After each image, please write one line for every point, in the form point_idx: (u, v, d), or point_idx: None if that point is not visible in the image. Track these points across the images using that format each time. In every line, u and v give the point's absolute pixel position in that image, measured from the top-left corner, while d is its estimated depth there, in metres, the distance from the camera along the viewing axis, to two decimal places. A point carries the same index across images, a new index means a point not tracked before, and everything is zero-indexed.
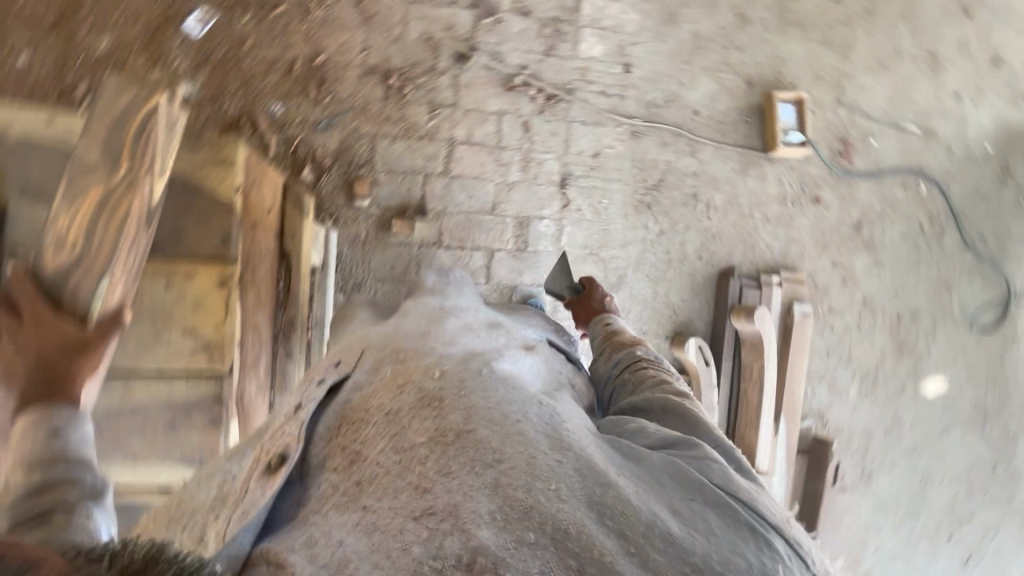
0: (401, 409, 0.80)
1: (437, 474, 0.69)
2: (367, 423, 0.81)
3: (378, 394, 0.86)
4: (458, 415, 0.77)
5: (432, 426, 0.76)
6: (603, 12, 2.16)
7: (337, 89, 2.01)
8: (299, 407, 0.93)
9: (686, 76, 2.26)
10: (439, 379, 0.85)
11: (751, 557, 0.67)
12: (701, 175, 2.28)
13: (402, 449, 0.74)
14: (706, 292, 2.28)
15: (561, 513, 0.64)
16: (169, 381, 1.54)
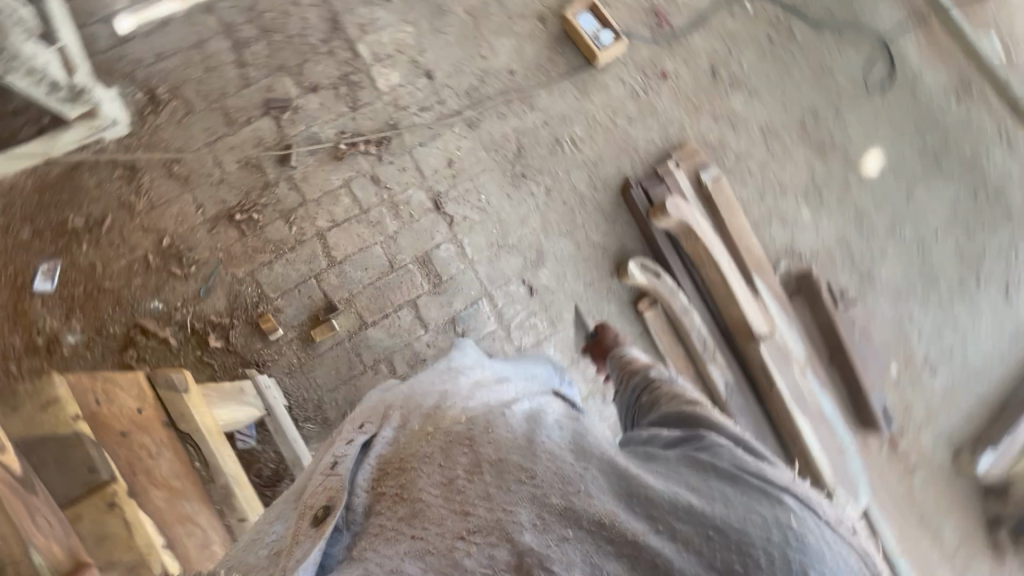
0: (434, 452, 0.79)
1: (476, 501, 0.71)
2: (405, 469, 0.79)
3: (412, 438, 0.85)
4: (491, 446, 0.77)
5: (467, 460, 0.76)
6: (377, 46, 2.22)
7: (196, 254, 2.02)
8: (333, 465, 0.88)
9: (483, 48, 2.28)
10: (467, 421, 0.83)
11: (767, 512, 0.71)
12: (551, 118, 2.28)
13: (441, 486, 0.74)
14: (623, 212, 2.25)
15: (591, 508, 0.69)
16: None
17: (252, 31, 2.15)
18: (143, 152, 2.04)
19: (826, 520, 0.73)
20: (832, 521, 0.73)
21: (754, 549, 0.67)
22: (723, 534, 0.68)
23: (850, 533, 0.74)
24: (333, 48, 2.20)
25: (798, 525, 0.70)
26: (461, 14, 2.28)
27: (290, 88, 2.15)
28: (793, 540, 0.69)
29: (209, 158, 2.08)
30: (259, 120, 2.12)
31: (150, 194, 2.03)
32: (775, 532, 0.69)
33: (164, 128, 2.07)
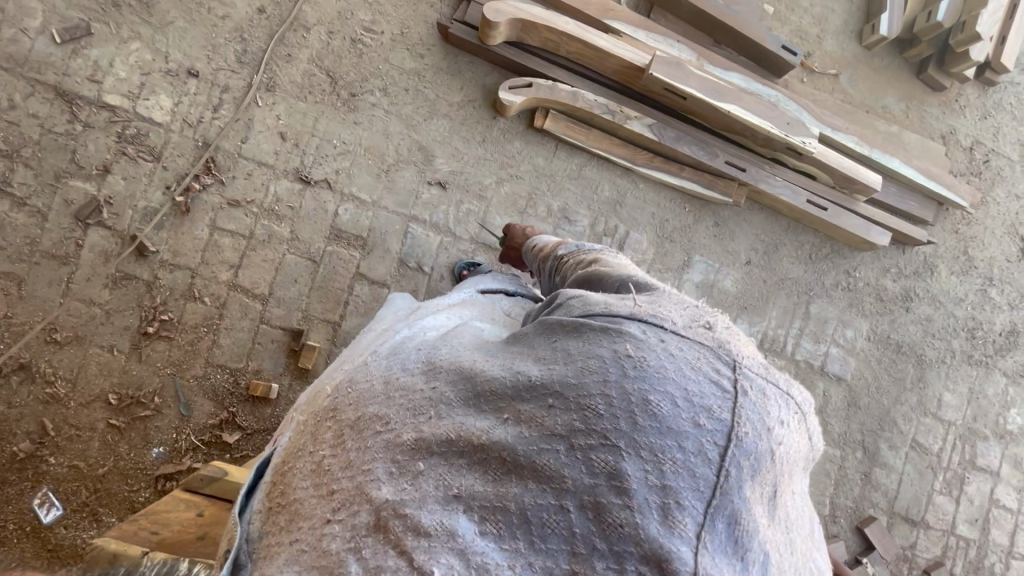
0: (305, 445, 0.89)
1: (338, 476, 0.80)
2: (287, 472, 0.89)
3: (296, 438, 0.94)
4: (350, 409, 0.86)
5: (333, 438, 0.85)
6: (124, 84, 1.95)
7: (148, 386, 1.89)
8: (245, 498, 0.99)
9: (217, 7, 2.02)
10: (333, 396, 0.92)
11: (607, 353, 0.72)
12: (332, 23, 2.06)
13: (313, 472, 0.84)
14: (461, 56, 2.11)
15: (437, 430, 0.75)
16: None
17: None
18: (16, 347, 1.83)
19: (675, 331, 0.74)
20: (679, 330, 0.73)
21: (592, 399, 0.68)
22: (562, 395, 0.70)
23: (700, 333, 0.74)
24: (86, 118, 1.92)
25: (636, 349, 0.71)
26: None
27: (85, 186, 1.91)
28: (632, 370, 0.69)
29: (77, 303, 1.88)
30: (87, 236, 1.90)
31: (60, 375, 1.85)
32: (613, 366, 0.70)
33: (12, 312, 1.84)
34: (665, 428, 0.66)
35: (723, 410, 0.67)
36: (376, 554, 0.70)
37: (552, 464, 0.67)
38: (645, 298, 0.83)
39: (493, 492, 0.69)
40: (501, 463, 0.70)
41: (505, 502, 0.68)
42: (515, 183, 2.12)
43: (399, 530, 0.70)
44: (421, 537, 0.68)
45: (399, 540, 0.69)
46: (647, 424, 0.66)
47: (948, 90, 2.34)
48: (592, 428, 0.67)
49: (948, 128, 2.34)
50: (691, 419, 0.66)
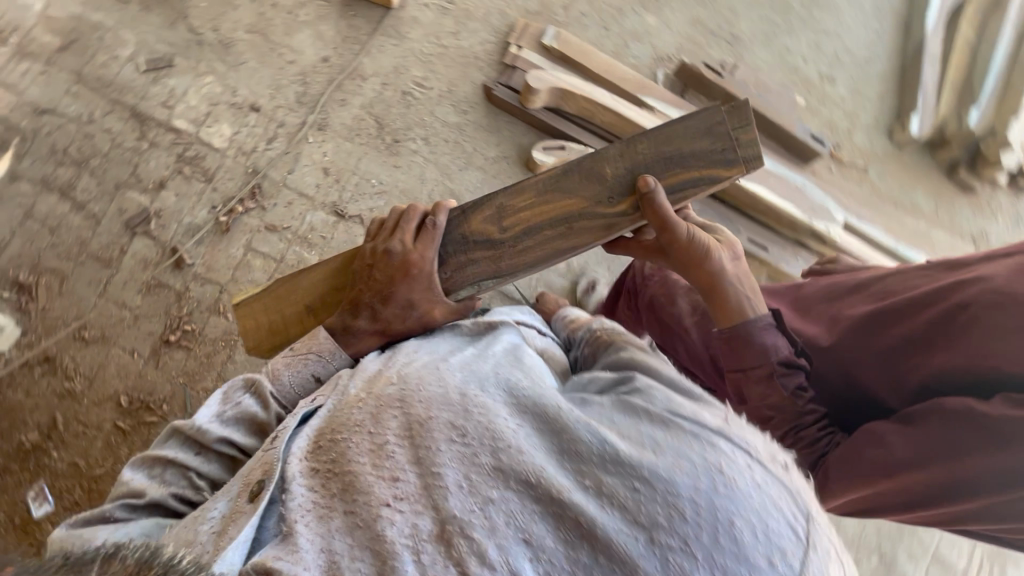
0: (365, 418, 0.82)
1: (406, 468, 0.75)
2: (342, 439, 0.82)
3: (347, 410, 0.86)
4: (420, 404, 0.81)
5: (400, 428, 0.79)
6: (193, 111, 2.14)
7: (159, 393, 1.93)
8: (274, 436, 0.91)
9: (286, 53, 2.22)
10: (401, 383, 0.86)
11: (698, 458, 0.70)
12: (387, 76, 2.23)
13: (374, 450, 0.78)
14: (501, 115, 2.25)
15: (516, 464, 0.72)
16: None
17: (67, 169, 2.04)
18: (47, 340, 1.93)
19: (763, 462, 0.72)
20: (768, 462, 0.72)
21: (679, 500, 0.67)
22: (649, 485, 0.68)
23: (782, 470, 0.72)
24: (153, 137, 2.10)
25: (731, 469, 0.69)
26: (247, 36, 2.22)
27: (139, 199, 2.05)
28: (721, 488, 0.67)
29: (110, 306, 1.97)
30: (132, 244, 2.02)
31: (81, 372, 1.92)
32: (703, 477, 0.68)
33: (50, 306, 1.95)
34: (742, 556, 0.64)
35: (796, 558, 0.64)
36: (434, 564, 0.68)
37: (627, 551, 0.65)
38: (729, 409, 0.81)
39: (564, 551, 0.67)
40: (575, 527, 0.68)
41: (573, 567, 0.66)
42: None
43: (462, 552, 0.68)
44: (486, 565, 0.67)
45: (461, 559, 0.67)
46: (726, 546, 0.64)
47: (980, 193, 2.35)
48: (675, 530, 0.65)
49: (980, 230, 2.32)
50: (769, 557, 0.64)
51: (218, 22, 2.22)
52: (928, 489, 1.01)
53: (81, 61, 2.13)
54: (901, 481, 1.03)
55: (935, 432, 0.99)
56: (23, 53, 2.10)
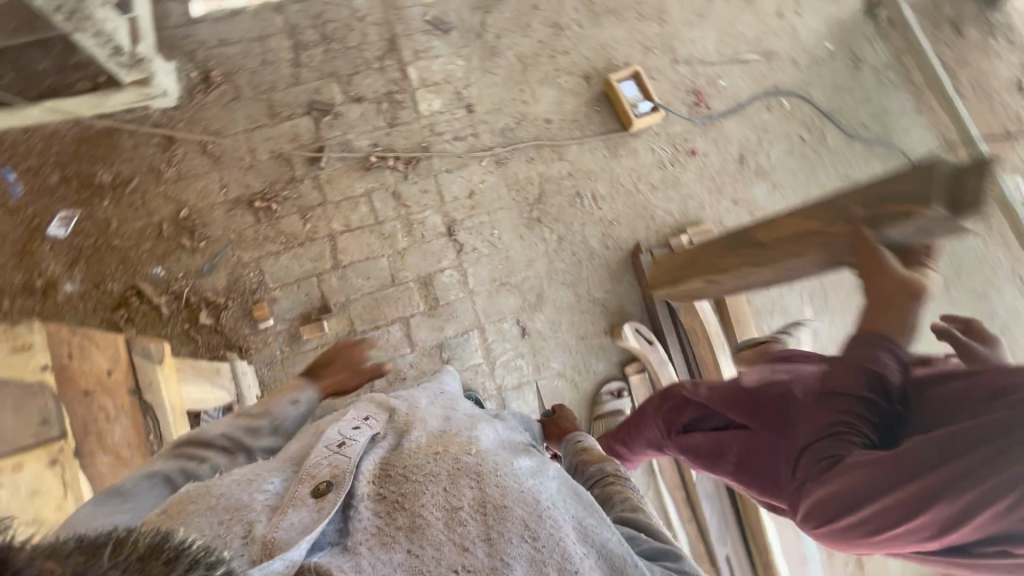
0: (440, 471, 0.77)
1: (479, 543, 0.69)
2: (408, 479, 0.76)
3: (415, 451, 0.81)
4: (496, 486, 0.75)
5: (474, 498, 0.74)
6: (429, 71, 2.33)
7: (209, 231, 2.04)
8: (337, 444, 0.84)
9: (526, 93, 2.40)
10: (476, 453, 0.81)
11: None
12: (577, 171, 2.36)
13: (447, 507, 0.72)
14: (627, 274, 2.32)
15: None
16: None
17: (314, 34, 2.27)
18: (184, 126, 2.10)
19: None
20: None
21: None
22: None
23: None
24: (386, 66, 2.30)
25: None
26: (513, 57, 2.41)
27: (336, 96, 2.24)
28: None
29: (243, 143, 2.13)
30: (300, 117, 2.19)
31: (180, 166, 2.07)
32: None
33: (208, 107, 2.13)
34: None
35: None
36: None
37: None
38: None
39: None
40: None
41: None
42: (566, 386, 2.19)
43: None
44: None
45: None
46: None
47: None
48: None
49: None
50: None
51: (500, 29, 2.43)
52: (898, 472, 0.92)
53: None
54: (910, 486, 0.90)
55: (931, 456, 0.89)
56: None
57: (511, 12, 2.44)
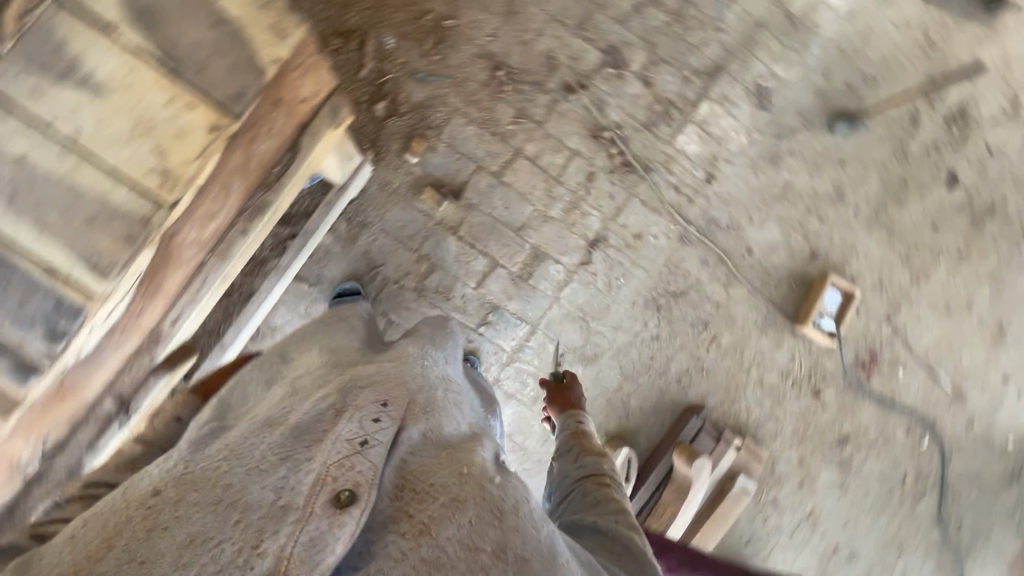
0: (463, 496, 0.93)
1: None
2: (432, 498, 0.91)
3: (431, 466, 0.97)
4: (515, 523, 0.92)
5: (493, 535, 0.89)
6: (715, 121, 2.25)
7: (449, 53, 2.07)
8: (360, 442, 0.96)
9: (758, 215, 2.27)
10: (498, 485, 0.97)
11: None
12: (723, 309, 2.23)
13: (466, 544, 0.86)
14: (667, 415, 2.23)
15: None
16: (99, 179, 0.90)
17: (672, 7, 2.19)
18: None
19: None
20: None
21: None
22: None
23: None
24: (690, 82, 2.24)
25: None
26: (782, 179, 2.28)
27: (633, 62, 2.20)
28: None
29: (537, 21, 2.12)
30: (591, 49, 2.17)
31: None
32: None
33: None
34: None
35: None
36: None
37: None
38: None
39: None
40: None
41: None
42: None
43: None
44: None
45: None
46: None
47: None
48: None
49: None
50: None
51: (798, 145, 2.30)
52: None
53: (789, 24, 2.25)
54: None
55: None
56: None
57: (826, 143, 2.31)
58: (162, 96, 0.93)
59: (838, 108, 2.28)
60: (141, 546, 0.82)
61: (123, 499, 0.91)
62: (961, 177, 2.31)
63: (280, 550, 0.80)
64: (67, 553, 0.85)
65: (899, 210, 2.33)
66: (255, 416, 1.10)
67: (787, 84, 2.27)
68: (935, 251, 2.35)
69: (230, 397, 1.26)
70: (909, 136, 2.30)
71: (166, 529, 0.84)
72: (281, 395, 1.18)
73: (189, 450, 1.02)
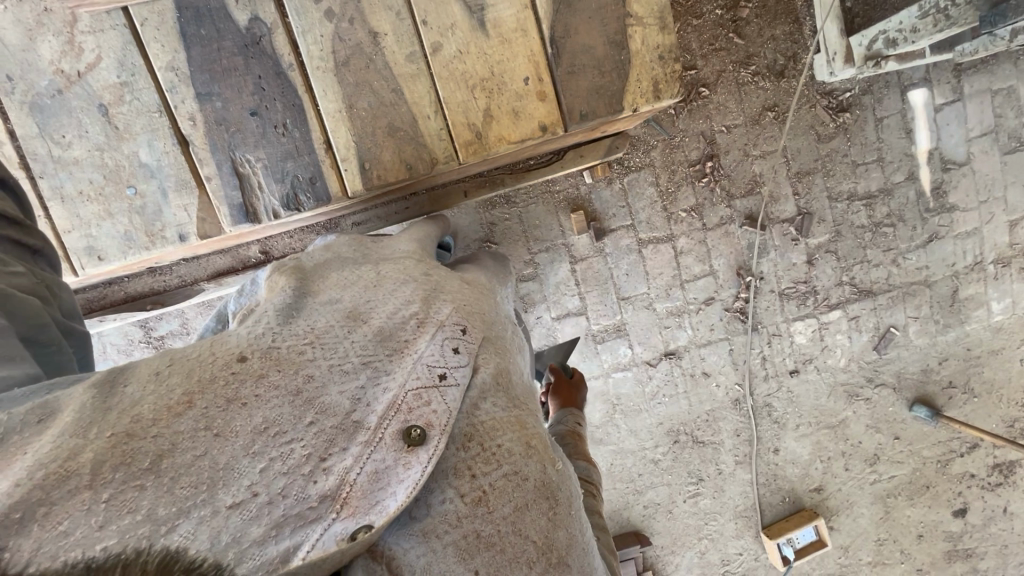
0: (528, 477, 0.73)
1: None
2: (497, 465, 0.71)
3: (500, 422, 0.75)
4: (565, 534, 0.74)
5: (545, 530, 0.72)
6: (834, 331, 2.26)
7: (682, 116, 2.05)
8: (438, 376, 0.73)
9: (803, 428, 2.32)
10: (560, 475, 0.78)
11: None
12: (719, 478, 2.32)
13: (519, 533, 0.69)
14: (613, 524, 2.35)
15: None
16: (430, 116, 1.32)
17: (876, 218, 2.20)
18: (787, 88, 2.07)
19: None
20: None
21: None
22: None
23: None
24: (841, 286, 2.22)
25: None
26: (843, 416, 2.33)
27: (813, 238, 2.18)
28: None
29: (769, 145, 2.10)
30: (791, 202, 2.15)
31: (748, 82, 2.06)
32: None
33: (805, 110, 2.10)
34: None
35: None
36: None
37: None
38: None
39: None
40: None
41: None
42: None
43: None
44: None
45: None
46: None
47: None
48: None
49: None
50: None
51: (877, 400, 2.34)
52: None
53: (949, 304, 2.29)
54: None
55: None
56: (972, 265, 2.27)
57: (900, 414, 2.36)
58: (527, 73, 1.31)
59: (929, 396, 2.35)
60: (216, 415, 0.60)
61: (208, 349, 0.67)
62: (967, 513, 2.45)
63: (342, 471, 0.62)
64: (148, 389, 0.61)
65: (905, 506, 2.43)
66: (341, 294, 0.82)
67: (910, 349, 2.31)
68: (904, 554, 2.47)
69: (318, 260, 0.96)
70: (957, 456, 2.41)
71: (244, 407, 0.61)
72: (361, 275, 0.89)
73: (278, 318, 0.74)
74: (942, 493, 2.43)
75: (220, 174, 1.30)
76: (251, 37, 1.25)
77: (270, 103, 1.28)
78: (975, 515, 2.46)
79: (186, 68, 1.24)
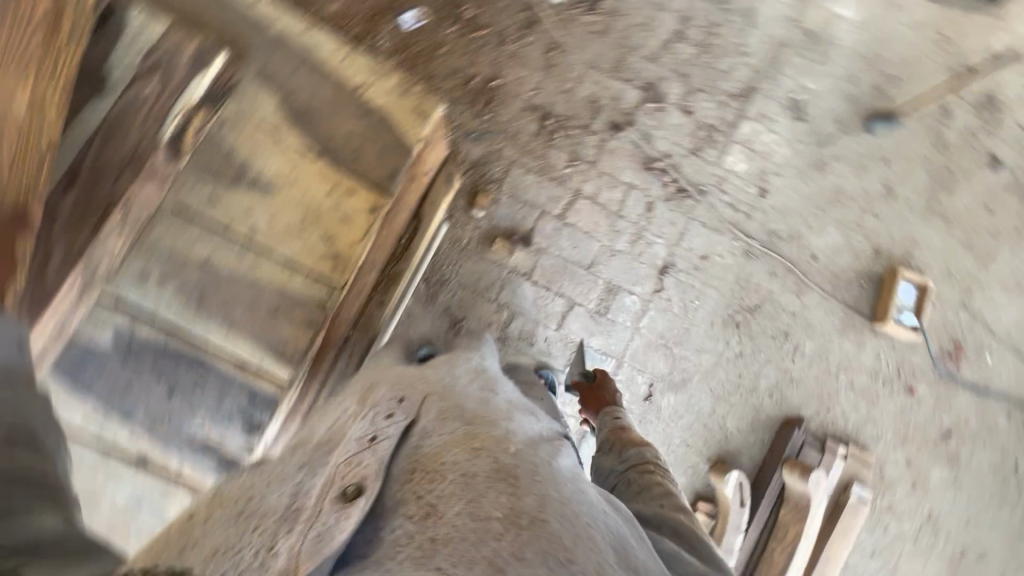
0: (477, 472, 0.67)
1: (513, 557, 0.57)
2: (442, 478, 0.67)
3: (449, 444, 0.73)
4: (535, 498, 0.64)
5: (507, 501, 0.63)
6: (757, 136, 2.31)
7: (499, 110, 2.17)
8: (369, 438, 0.75)
9: (816, 221, 2.31)
10: (518, 456, 0.71)
11: None
12: (797, 320, 2.26)
13: (477, 516, 0.61)
14: (764, 433, 2.25)
15: None
16: (292, 279, 1.51)
17: (698, 39, 2.26)
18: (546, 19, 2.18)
19: None
20: None
21: None
22: None
23: None
24: (727, 105, 2.30)
25: None
26: (831, 182, 2.33)
27: (672, 94, 2.27)
28: None
29: (574, 68, 2.22)
30: (629, 87, 2.24)
31: (510, 42, 2.15)
32: None
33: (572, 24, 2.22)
34: None
35: None
36: None
37: None
38: None
39: None
40: None
41: None
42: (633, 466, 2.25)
43: None
44: None
45: None
46: None
47: None
48: None
49: None
50: None
51: (840, 149, 2.34)
52: None
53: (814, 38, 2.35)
54: None
55: None
56: None
57: (866, 144, 2.35)
58: None
59: (875, 110, 2.33)
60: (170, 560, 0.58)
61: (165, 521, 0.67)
62: (1004, 158, 2.35)
63: (288, 550, 0.60)
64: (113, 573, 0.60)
65: (952, 199, 2.36)
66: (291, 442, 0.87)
67: (819, 93, 2.32)
68: (995, 233, 2.37)
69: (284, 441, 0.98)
70: (943, 126, 2.34)
71: (195, 546, 0.59)
72: (313, 423, 0.93)
73: None
74: (965, 165, 2.35)
75: (184, 456, 1.44)
76: (124, 344, 1.40)
77: (173, 375, 1.43)
78: (1013, 153, 2.35)
79: (100, 407, 1.39)
